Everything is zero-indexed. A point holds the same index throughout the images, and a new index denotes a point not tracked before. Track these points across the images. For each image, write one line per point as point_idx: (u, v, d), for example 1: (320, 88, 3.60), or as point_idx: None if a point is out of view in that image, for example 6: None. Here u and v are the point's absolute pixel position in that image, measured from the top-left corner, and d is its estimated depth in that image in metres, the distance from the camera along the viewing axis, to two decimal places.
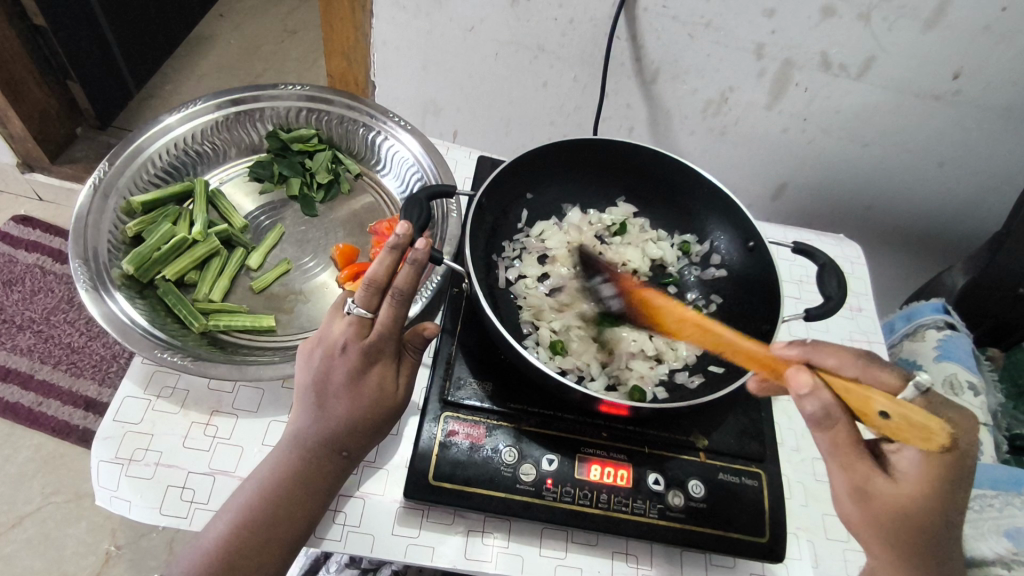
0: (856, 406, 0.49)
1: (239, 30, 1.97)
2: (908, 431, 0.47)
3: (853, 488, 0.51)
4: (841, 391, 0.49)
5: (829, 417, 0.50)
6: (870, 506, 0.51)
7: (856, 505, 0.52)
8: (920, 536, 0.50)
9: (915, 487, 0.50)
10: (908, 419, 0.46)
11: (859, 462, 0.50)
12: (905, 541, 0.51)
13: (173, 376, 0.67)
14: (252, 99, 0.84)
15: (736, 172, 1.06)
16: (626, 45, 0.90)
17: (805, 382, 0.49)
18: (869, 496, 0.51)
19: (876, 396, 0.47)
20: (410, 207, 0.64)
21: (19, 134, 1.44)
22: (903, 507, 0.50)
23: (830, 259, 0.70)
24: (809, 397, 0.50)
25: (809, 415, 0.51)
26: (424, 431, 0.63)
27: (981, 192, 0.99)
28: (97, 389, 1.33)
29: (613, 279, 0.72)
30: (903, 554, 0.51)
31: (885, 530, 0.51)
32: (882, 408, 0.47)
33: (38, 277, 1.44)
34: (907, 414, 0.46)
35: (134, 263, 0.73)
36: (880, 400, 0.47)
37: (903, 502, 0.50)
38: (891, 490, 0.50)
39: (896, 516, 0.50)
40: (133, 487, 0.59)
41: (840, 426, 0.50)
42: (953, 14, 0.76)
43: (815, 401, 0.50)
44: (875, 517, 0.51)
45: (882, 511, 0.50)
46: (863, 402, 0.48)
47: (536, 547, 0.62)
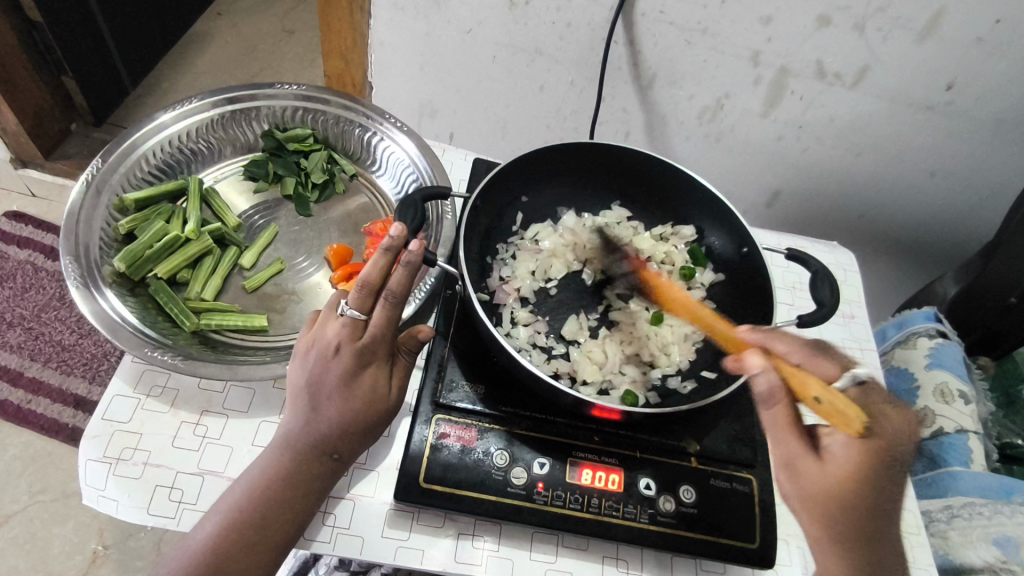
0: (794, 388, 0.52)
1: (237, 29, 1.97)
2: (835, 416, 0.52)
3: (785, 462, 0.53)
4: (788, 373, 0.52)
5: (772, 395, 0.52)
6: (800, 482, 0.53)
7: (789, 480, 0.54)
8: (848, 518, 0.52)
9: (847, 469, 0.51)
10: (838, 407, 0.52)
11: (793, 440, 0.53)
12: (834, 522, 0.52)
13: (164, 374, 0.67)
14: (248, 98, 0.83)
15: (730, 178, 1.07)
16: (623, 49, 0.90)
17: (757, 362, 0.51)
18: (800, 473, 0.52)
19: (812, 381, 0.51)
20: (405, 208, 0.64)
21: (12, 129, 1.44)
22: (833, 490, 0.51)
23: (823, 265, 0.70)
24: (756, 377, 0.52)
25: (755, 393, 0.53)
26: (415, 434, 0.63)
27: (973, 202, 1.00)
28: (87, 387, 1.32)
29: (633, 262, 0.76)
30: (830, 534, 0.53)
31: (813, 506, 0.52)
32: (819, 394, 0.51)
33: (29, 274, 1.43)
34: (838, 403, 0.52)
35: (127, 260, 0.73)
36: (817, 388, 0.51)
37: (833, 484, 0.51)
38: (821, 470, 0.52)
39: (825, 497, 0.52)
40: (120, 486, 0.59)
41: (780, 405, 0.52)
42: (947, 25, 0.77)
43: (764, 379, 0.52)
44: (804, 493, 0.53)
45: (811, 489, 0.52)
46: (802, 385, 0.52)
47: (526, 551, 0.61)
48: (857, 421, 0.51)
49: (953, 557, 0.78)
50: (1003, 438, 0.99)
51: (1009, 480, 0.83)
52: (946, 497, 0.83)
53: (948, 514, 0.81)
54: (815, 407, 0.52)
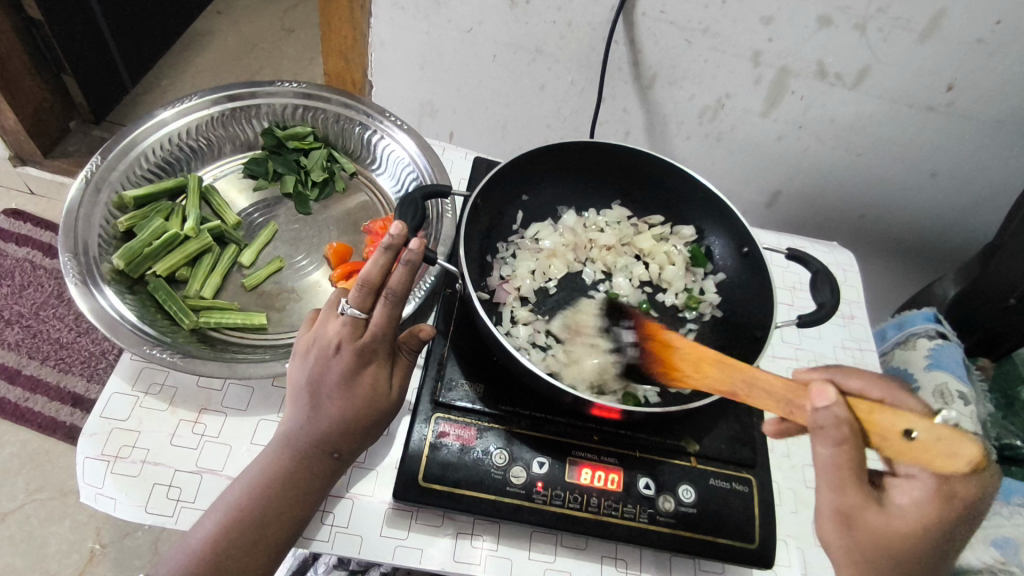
0: (878, 427, 0.48)
1: (237, 27, 1.96)
2: (938, 451, 0.46)
3: (845, 513, 0.48)
4: (862, 409, 0.48)
5: (841, 431, 0.47)
6: (856, 535, 0.49)
7: (841, 532, 0.49)
8: (898, 574, 0.49)
9: (910, 524, 0.49)
10: (937, 437, 0.46)
11: (858, 493, 0.47)
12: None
13: (162, 372, 0.66)
14: (248, 96, 0.83)
15: (731, 179, 1.07)
16: (624, 49, 0.90)
17: (830, 394, 0.47)
18: (859, 525, 0.48)
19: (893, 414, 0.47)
20: (405, 206, 0.63)
21: (10, 126, 1.44)
22: (891, 545, 0.49)
23: (824, 266, 0.70)
24: (827, 409, 0.47)
25: (817, 426, 0.47)
26: (414, 432, 0.62)
27: (972, 203, 1.00)
28: (85, 385, 1.31)
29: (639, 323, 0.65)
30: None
31: (861, 558, 0.49)
32: (913, 425, 0.47)
33: (28, 271, 1.42)
34: (941, 431, 0.46)
35: (126, 257, 0.72)
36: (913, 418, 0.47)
37: (892, 538, 0.49)
38: (885, 524, 0.49)
39: (879, 550, 0.49)
40: (118, 484, 0.58)
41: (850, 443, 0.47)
42: (947, 26, 0.77)
43: (832, 411, 0.46)
44: (856, 546, 0.49)
45: (866, 541, 0.49)
46: (888, 419, 0.48)
47: (525, 550, 0.61)
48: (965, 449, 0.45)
49: (954, 559, 0.78)
50: (1002, 439, 0.99)
51: (1008, 482, 0.83)
52: None
53: None
54: (903, 445, 0.47)
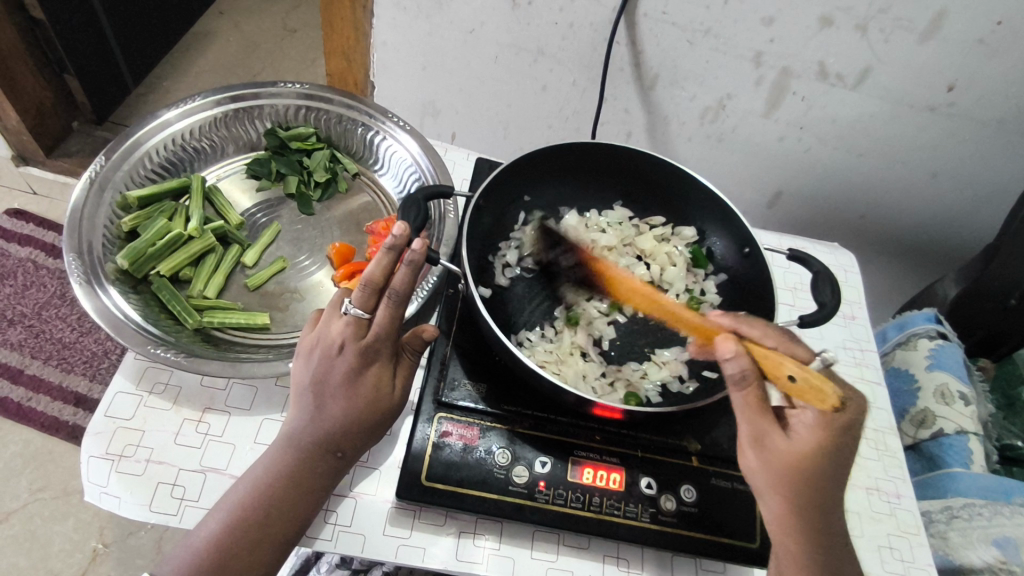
0: (768, 368, 0.50)
1: (239, 28, 1.97)
2: (809, 393, 0.48)
3: (753, 439, 0.53)
4: (757, 355, 0.50)
5: (743, 378, 0.50)
6: (766, 457, 0.52)
7: (755, 456, 0.53)
8: (809, 494, 0.52)
9: (810, 447, 0.52)
10: (812, 383, 0.47)
11: (762, 417, 0.52)
12: (795, 498, 0.52)
13: (166, 372, 0.67)
14: (252, 97, 0.84)
15: (732, 179, 1.07)
16: (626, 50, 0.90)
17: (730, 346, 0.49)
18: (766, 448, 0.52)
19: (786, 361, 0.48)
20: (408, 207, 0.64)
21: (13, 126, 1.44)
22: (799, 465, 0.51)
23: (824, 266, 0.70)
24: (727, 362, 0.49)
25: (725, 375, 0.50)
26: (417, 431, 0.63)
27: (973, 203, 1.00)
28: (88, 385, 1.32)
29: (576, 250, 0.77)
30: (793, 510, 0.53)
31: (776, 481, 0.52)
32: (791, 371, 0.48)
33: (31, 272, 1.43)
34: (811, 378, 0.47)
35: (129, 258, 0.72)
36: (789, 364, 0.48)
37: (798, 459, 0.52)
38: (788, 446, 0.52)
39: (790, 472, 0.52)
40: (123, 483, 0.59)
41: (751, 387, 0.50)
42: (949, 26, 0.77)
43: (733, 364, 0.49)
44: (769, 469, 0.52)
45: (776, 464, 0.52)
46: (773, 364, 0.49)
47: (528, 549, 0.61)
48: (833, 398, 0.47)
49: (953, 557, 0.78)
50: (1004, 439, 1.00)
51: (1009, 482, 0.83)
52: (945, 498, 0.84)
53: (947, 515, 0.82)
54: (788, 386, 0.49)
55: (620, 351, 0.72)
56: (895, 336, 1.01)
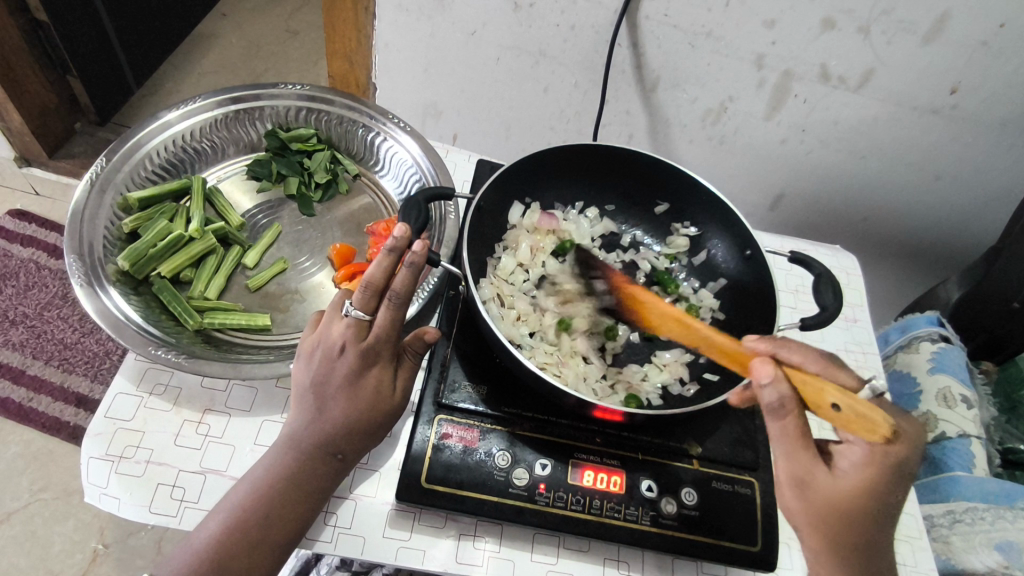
0: (810, 396, 0.50)
1: (242, 29, 1.97)
2: (858, 424, 0.48)
3: (795, 477, 0.52)
4: (798, 382, 0.50)
5: (779, 406, 0.50)
6: (807, 496, 0.52)
7: (794, 494, 0.53)
8: (850, 532, 0.51)
9: (854, 485, 0.51)
10: (861, 414, 0.48)
11: (803, 455, 0.51)
12: (834, 537, 0.52)
13: (166, 373, 0.67)
14: (252, 98, 0.84)
15: (734, 182, 1.07)
16: (627, 52, 0.90)
17: (768, 372, 0.49)
18: (808, 486, 0.51)
19: (829, 388, 0.48)
20: (408, 209, 0.64)
21: (17, 127, 1.45)
22: (840, 504, 0.51)
23: (827, 268, 0.70)
24: (768, 389, 0.50)
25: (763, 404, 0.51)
26: (417, 433, 0.63)
27: (976, 206, 1.00)
28: (89, 385, 1.32)
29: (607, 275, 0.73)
30: (831, 546, 0.52)
31: (816, 519, 0.52)
32: (836, 400, 0.48)
33: (32, 272, 1.43)
34: (858, 407, 0.47)
35: (130, 259, 0.73)
36: (834, 393, 0.48)
37: (837, 499, 0.51)
38: (827, 484, 0.51)
39: (828, 511, 0.51)
40: (123, 484, 0.59)
41: (792, 417, 0.50)
42: (951, 28, 0.77)
43: (772, 390, 0.50)
44: (809, 506, 0.52)
45: (816, 503, 0.51)
46: (817, 392, 0.49)
47: (527, 552, 0.61)
48: (885, 426, 0.47)
49: (955, 561, 0.78)
50: (1006, 443, 0.99)
51: (1012, 486, 0.82)
52: (948, 502, 0.83)
53: (949, 519, 0.81)
54: (833, 415, 0.49)
55: (622, 353, 0.72)
56: (896, 339, 1.01)
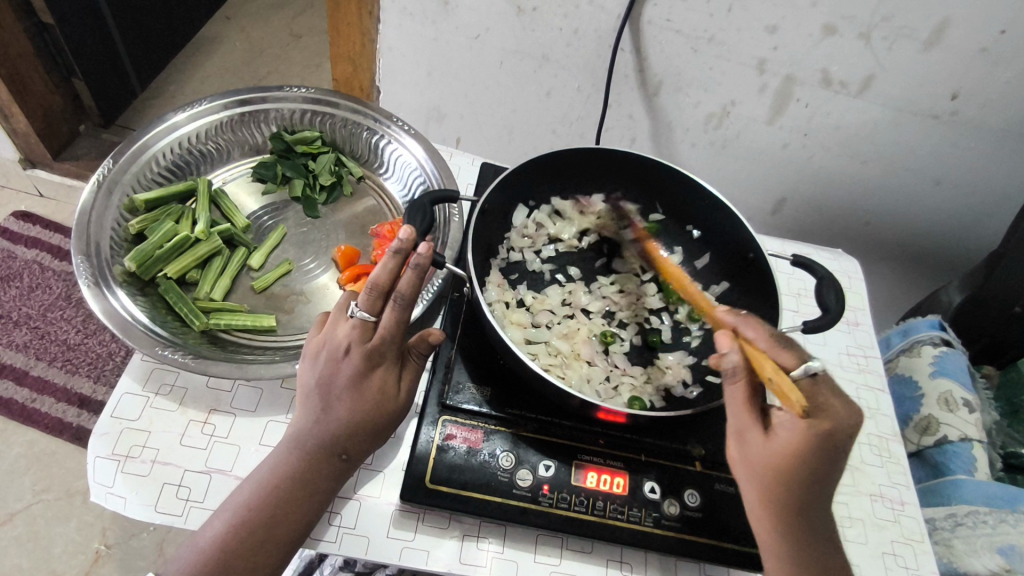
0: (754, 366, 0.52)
1: (245, 33, 1.98)
2: (783, 399, 0.50)
3: (734, 432, 0.53)
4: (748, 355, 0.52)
5: (731, 372, 0.52)
6: (744, 453, 0.53)
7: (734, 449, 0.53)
8: (785, 492, 0.51)
9: (785, 449, 0.50)
10: (784, 392, 0.49)
11: (744, 412, 0.52)
12: (769, 493, 0.52)
13: (172, 373, 0.67)
14: (259, 100, 0.84)
15: (735, 186, 1.07)
16: (630, 57, 0.91)
17: (724, 342, 0.51)
18: (744, 442, 0.52)
19: (768, 363, 0.50)
20: (413, 211, 0.64)
21: (22, 130, 1.46)
22: (774, 466, 0.51)
23: (829, 272, 0.70)
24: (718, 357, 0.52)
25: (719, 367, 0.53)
26: (421, 434, 0.63)
27: (977, 210, 1.00)
28: (92, 386, 1.32)
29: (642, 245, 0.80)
30: (768, 507, 0.53)
31: (752, 475, 0.53)
32: (769, 375, 0.50)
33: (36, 274, 1.43)
34: (782, 385, 0.49)
35: (137, 260, 0.74)
36: (769, 368, 0.49)
37: (771, 460, 0.51)
38: (763, 444, 0.51)
39: (764, 470, 0.51)
40: (129, 484, 0.59)
41: (737, 383, 0.52)
42: (952, 34, 0.77)
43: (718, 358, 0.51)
44: (747, 462, 0.53)
45: (754, 461, 0.52)
46: (758, 364, 0.51)
47: (531, 553, 0.62)
48: (797, 405, 0.49)
49: (957, 564, 0.79)
50: (1007, 447, 0.99)
51: (1014, 489, 0.82)
52: (949, 505, 0.84)
53: (951, 522, 0.82)
54: (769, 387, 0.51)
55: (625, 355, 0.73)
56: (899, 343, 1.01)
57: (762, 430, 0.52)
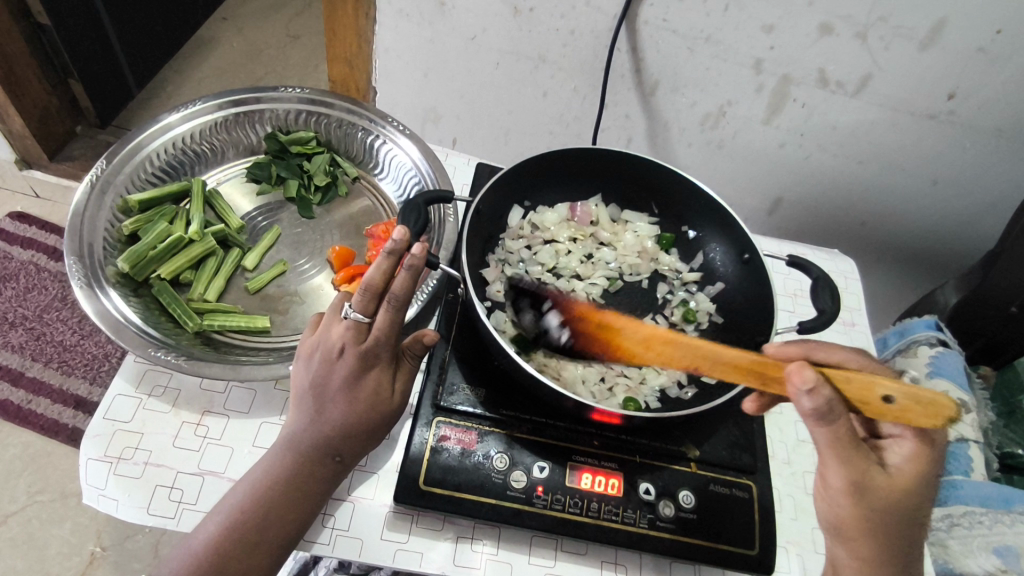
0: (856, 395, 0.49)
1: (242, 34, 1.98)
2: (915, 413, 0.47)
3: (853, 481, 0.52)
4: (844, 381, 0.48)
5: (828, 411, 0.48)
6: (865, 500, 0.52)
7: (852, 499, 0.52)
8: (902, 531, 0.53)
9: (907, 480, 0.53)
10: (915, 398, 0.47)
11: (859, 453, 0.51)
12: (887, 538, 0.53)
13: (165, 374, 0.67)
14: (253, 101, 0.84)
15: (732, 187, 1.07)
16: (626, 57, 0.91)
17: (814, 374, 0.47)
18: (867, 491, 0.52)
19: (880, 380, 0.48)
20: (408, 212, 0.64)
21: (18, 131, 1.46)
22: (897, 505, 0.52)
23: (824, 272, 0.70)
24: (815, 392, 0.47)
25: (812, 411, 0.48)
26: (415, 436, 0.63)
27: (974, 211, 1.00)
28: (88, 388, 1.32)
29: (560, 306, 0.71)
30: (883, 553, 0.54)
31: (869, 526, 0.53)
32: (889, 391, 0.48)
33: (32, 274, 1.43)
34: (915, 392, 0.47)
35: (130, 261, 0.73)
36: (886, 382, 0.48)
37: (896, 495, 0.52)
38: (888, 483, 0.52)
39: (887, 511, 0.52)
40: (121, 486, 0.59)
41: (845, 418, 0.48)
42: (949, 34, 0.77)
43: (817, 395, 0.47)
44: (867, 512, 0.52)
45: (876, 505, 0.52)
46: (865, 387, 0.48)
47: (525, 554, 0.61)
48: (950, 407, 0.46)
49: (954, 565, 0.78)
50: (1004, 448, 1.01)
51: (1008, 489, 0.82)
52: (945, 505, 0.83)
53: (948, 523, 0.81)
54: (885, 410, 0.48)
55: None
56: (895, 343, 1.01)
57: (881, 469, 0.53)
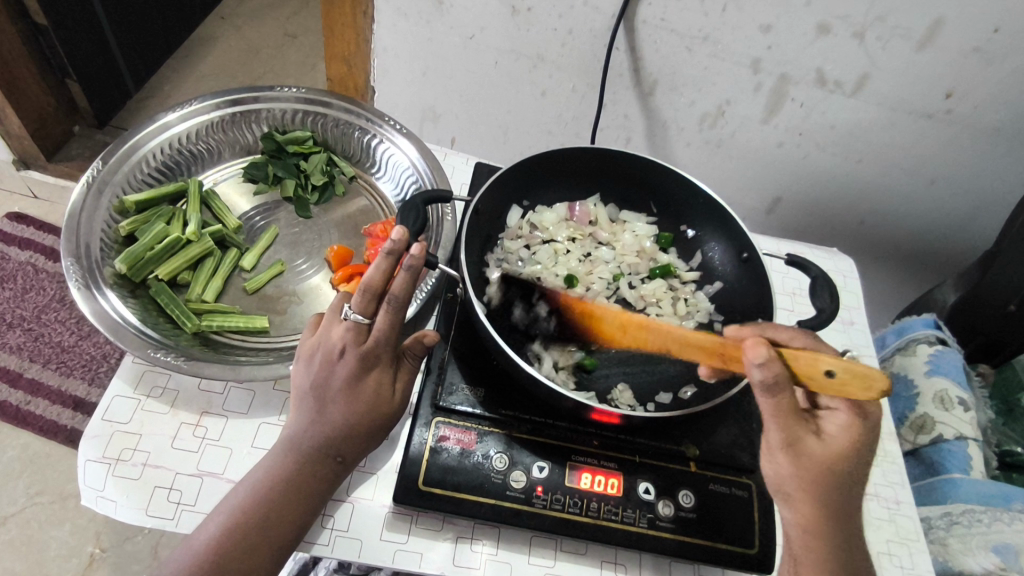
0: (801, 369, 0.50)
1: (240, 33, 1.98)
2: (852, 386, 0.48)
3: (789, 441, 0.52)
4: (792, 357, 0.50)
5: (776, 383, 0.49)
6: (801, 459, 0.52)
7: (787, 459, 0.53)
8: (838, 497, 0.53)
9: (841, 447, 0.53)
10: (854, 372, 0.47)
11: (794, 421, 0.51)
12: (823, 503, 0.53)
13: (164, 375, 0.67)
14: (252, 100, 0.84)
15: (731, 186, 1.07)
16: (624, 56, 0.91)
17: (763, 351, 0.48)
18: (803, 451, 0.52)
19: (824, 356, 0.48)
20: (407, 211, 0.64)
21: (15, 131, 1.45)
22: (833, 468, 0.52)
23: (823, 272, 0.69)
24: (762, 368, 0.48)
25: (757, 383, 0.50)
26: (414, 436, 0.63)
27: (972, 210, 1.00)
28: (86, 389, 1.32)
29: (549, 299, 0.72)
30: (820, 517, 0.53)
31: (806, 486, 0.52)
32: (830, 365, 0.48)
33: (30, 275, 1.43)
34: (853, 366, 0.47)
35: (128, 262, 0.73)
36: (828, 358, 0.48)
37: (831, 460, 0.53)
38: (823, 447, 0.53)
39: (825, 473, 0.52)
40: (119, 487, 0.59)
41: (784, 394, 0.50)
42: (946, 33, 0.77)
43: (767, 369, 0.48)
44: (804, 474, 0.52)
45: (812, 466, 0.52)
46: (810, 362, 0.49)
47: (525, 555, 0.61)
48: (878, 382, 0.46)
49: (953, 563, 0.78)
50: (1002, 446, 1.00)
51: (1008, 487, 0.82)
52: (944, 504, 0.84)
53: (947, 521, 0.82)
54: (828, 383, 0.49)
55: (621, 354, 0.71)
56: (894, 342, 1.01)
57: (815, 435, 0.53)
